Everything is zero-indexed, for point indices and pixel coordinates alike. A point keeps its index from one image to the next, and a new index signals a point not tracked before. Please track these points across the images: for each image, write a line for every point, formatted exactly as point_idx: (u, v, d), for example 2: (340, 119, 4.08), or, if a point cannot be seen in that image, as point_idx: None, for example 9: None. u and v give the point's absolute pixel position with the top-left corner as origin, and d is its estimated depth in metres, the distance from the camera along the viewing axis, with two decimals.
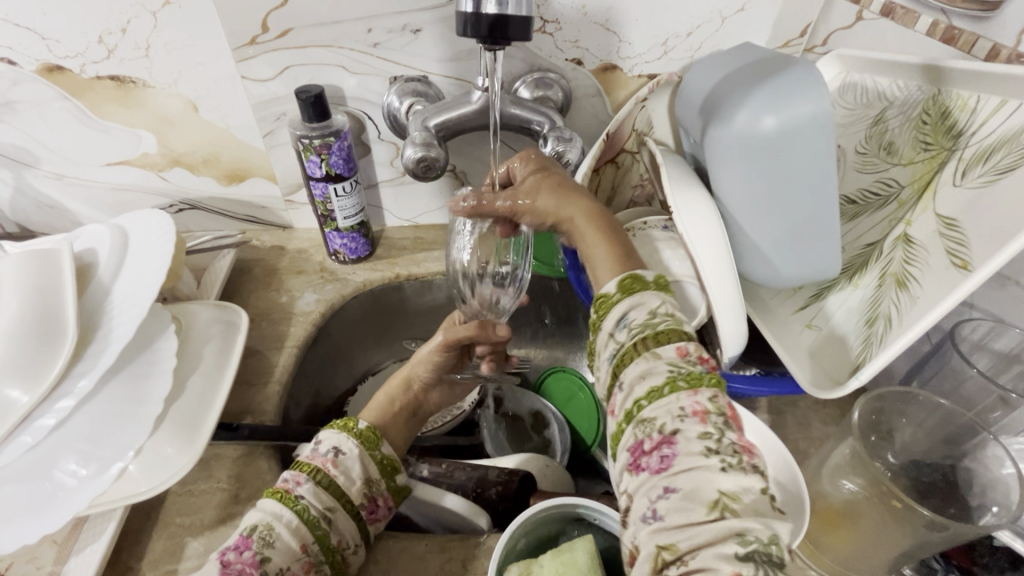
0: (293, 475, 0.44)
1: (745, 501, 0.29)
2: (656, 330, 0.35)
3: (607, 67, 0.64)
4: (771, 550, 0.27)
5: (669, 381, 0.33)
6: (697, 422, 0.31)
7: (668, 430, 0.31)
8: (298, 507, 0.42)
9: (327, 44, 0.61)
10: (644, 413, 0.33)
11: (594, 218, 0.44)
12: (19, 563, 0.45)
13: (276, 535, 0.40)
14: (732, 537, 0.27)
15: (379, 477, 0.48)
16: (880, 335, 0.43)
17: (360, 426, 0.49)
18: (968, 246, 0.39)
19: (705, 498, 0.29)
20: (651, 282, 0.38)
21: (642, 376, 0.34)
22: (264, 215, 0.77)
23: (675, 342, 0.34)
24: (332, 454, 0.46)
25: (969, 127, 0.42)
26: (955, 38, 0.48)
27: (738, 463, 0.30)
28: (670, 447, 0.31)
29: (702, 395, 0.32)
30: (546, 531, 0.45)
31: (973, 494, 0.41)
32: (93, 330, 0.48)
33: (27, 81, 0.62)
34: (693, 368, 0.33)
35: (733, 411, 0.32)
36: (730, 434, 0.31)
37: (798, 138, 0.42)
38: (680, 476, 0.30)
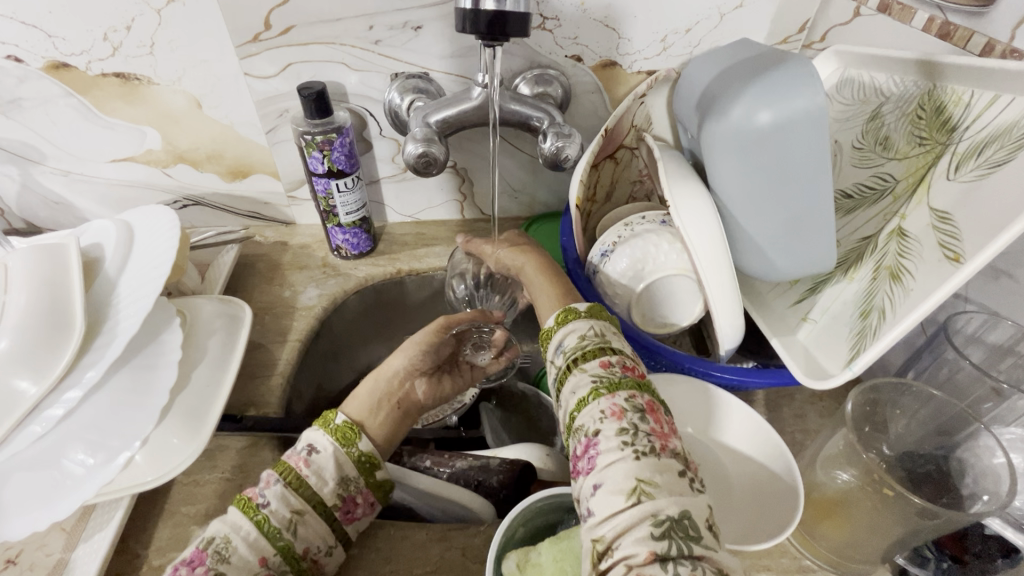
0: (264, 479, 0.43)
1: (661, 483, 0.32)
2: (585, 348, 0.40)
3: (607, 64, 0.65)
4: (684, 527, 0.30)
5: (592, 390, 0.37)
6: (614, 419, 0.35)
7: (591, 431, 0.35)
8: (258, 518, 0.40)
9: (329, 41, 0.61)
10: (575, 423, 0.37)
11: (541, 269, 0.56)
12: (28, 550, 0.46)
13: (233, 550, 0.38)
14: (648, 520, 0.30)
15: (356, 475, 0.45)
16: (874, 327, 0.43)
17: (337, 421, 0.47)
18: (961, 239, 0.39)
19: (622, 487, 0.32)
20: (582, 313, 0.44)
21: (574, 391, 0.39)
22: (267, 211, 0.78)
23: (599, 357, 0.39)
24: (305, 452, 0.44)
25: (963, 121, 0.43)
26: (950, 34, 0.49)
27: (651, 449, 0.33)
28: (593, 448, 0.35)
29: (619, 397, 0.36)
30: (544, 520, 0.46)
31: (965, 484, 0.41)
32: (100, 323, 0.48)
33: (34, 79, 0.63)
34: (612, 378, 0.38)
35: (651, 406, 0.36)
36: (644, 425, 0.34)
37: (793, 133, 0.42)
38: (604, 471, 0.33)
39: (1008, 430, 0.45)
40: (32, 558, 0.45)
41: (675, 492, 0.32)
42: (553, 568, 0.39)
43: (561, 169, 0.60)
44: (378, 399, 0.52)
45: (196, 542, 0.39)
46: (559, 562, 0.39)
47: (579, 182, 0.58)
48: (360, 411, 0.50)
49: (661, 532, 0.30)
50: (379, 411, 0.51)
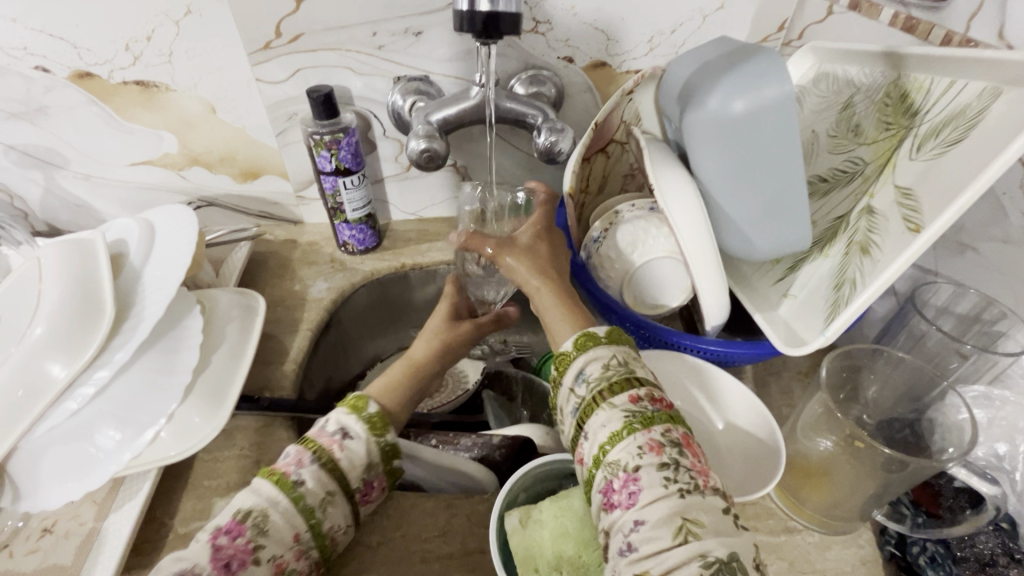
0: (297, 457, 0.44)
1: (707, 523, 0.34)
2: (610, 381, 0.41)
3: (598, 64, 0.69)
4: (732, 566, 0.32)
5: (626, 424, 0.38)
6: (653, 455, 0.37)
7: (631, 467, 0.37)
8: (293, 495, 0.42)
9: (336, 47, 0.65)
10: (608, 456, 0.38)
11: (562, 301, 0.50)
12: (63, 520, 0.49)
13: (270, 523, 0.41)
14: (697, 559, 0.32)
15: (379, 462, 0.48)
16: (846, 297, 0.46)
17: (370, 410, 0.48)
18: (921, 212, 0.43)
19: (670, 524, 0.34)
20: (603, 339, 0.45)
21: (604, 425, 0.39)
22: (277, 211, 0.82)
23: (627, 390, 0.41)
24: (338, 435, 0.46)
25: (924, 106, 0.47)
26: (913, 27, 0.53)
27: (694, 487, 0.36)
28: (635, 484, 0.36)
29: (655, 431, 0.38)
30: (545, 487, 0.49)
31: (935, 441, 0.44)
32: (127, 309, 0.52)
33: (59, 88, 0.67)
34: (644, 411, 0.39)
35: (686, 440, 0.38)
36: (684, 461, 0.37)
37: (764, 120, 0.46)
38: (648, 509, 0.35)
39: (971, 389, 0.49)
40: (67, 527, 0.49)
41: (719, 531, 0.34)
42: (555, 525, 0.42)
43: (556, 163, 0.64)
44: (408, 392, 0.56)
45: (230, 511, 0.41)
46: (560, 519, 0.42)
47: (571, 173, 0.61)
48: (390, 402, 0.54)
49: (713, 573, 0.32)
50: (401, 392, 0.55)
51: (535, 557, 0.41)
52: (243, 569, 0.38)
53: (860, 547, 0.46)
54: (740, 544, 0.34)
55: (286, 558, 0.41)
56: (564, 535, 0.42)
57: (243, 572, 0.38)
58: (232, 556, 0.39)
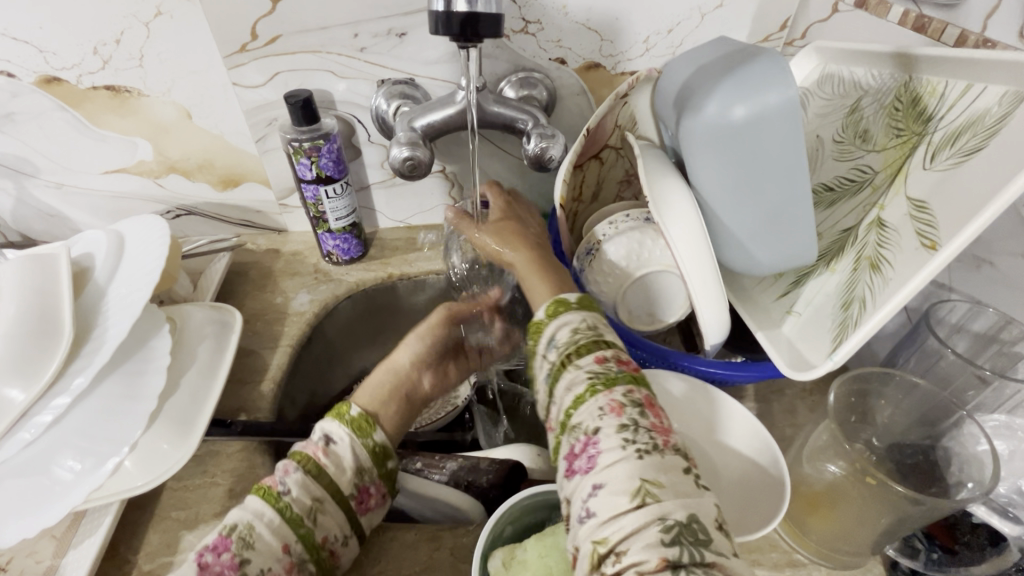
0: (282, 468, 0.42)
1: (666, 483, 0.31)
2: (577, 345, 0.40)
3: (591, 66, 0.65)
4: (692, 529, 0.30)
5: (589, 388, 0.37)
6: (613, 416, 0.35)
7: (591, 429, 0.35)
8: (279, 505, 0.40)
9: (316, 49, 0.62)
10: (573, 420, 0.36)
11: (531, 265, 0.52)
12: (19, 557, 0.46)
13: (256, 536, 0.38)
14: (654, 522, 0.30)
15: (370, 464, 0.46)
16: (855, 318, 0.43)
17: (352, 413, 0.47)
18: (936, 227, 0.40)
19: (627, 487, 0.31)
20: (574, 304, 0.44)
21: (568, 390, 0.38)
22: (259, 219, 0.79)
23: (593, 352, 0.39)
24: (323, 442, 0.45)
25: (938, 112, 0.43)
26: (925, 27, 0.49)
27: (652, 446, 0.33)
28: (594, 446, 0.34)
29: (617, 393, 0.36)
30: (533, 519, 0.46)
31: (952, 472, 0.41)
32: (89, 331, 0.49)
33: (25, 93, 0.64)
34: (609, 373, 0.37)
35: (648, 401, 0.36)
36: (643, 420, 0.34)
37: (766, 126, 0.42)
38: (608, 471, 0.32)
39: (990, 418, 0.45)
40: (23, 565, 0.46)
41: (679, 491, 0.31)
42: (538, 565, 0.39)
43: (546, 170, 0.61)
44: (388, 390, 0.53)
45: (218, 529, 0.39)
46: (545, 558, 0.39)
47: (562, 182, 0.58)
48: (371, 403, 0.51)
49: (670, 535, 0.29)
50: (389, 404, 0.52)
51: None
52: None
53: None
54: (703, 505, 0.31)
55: (276, 571, 0.38)
56: None
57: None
58: (218, 572, 0.36)
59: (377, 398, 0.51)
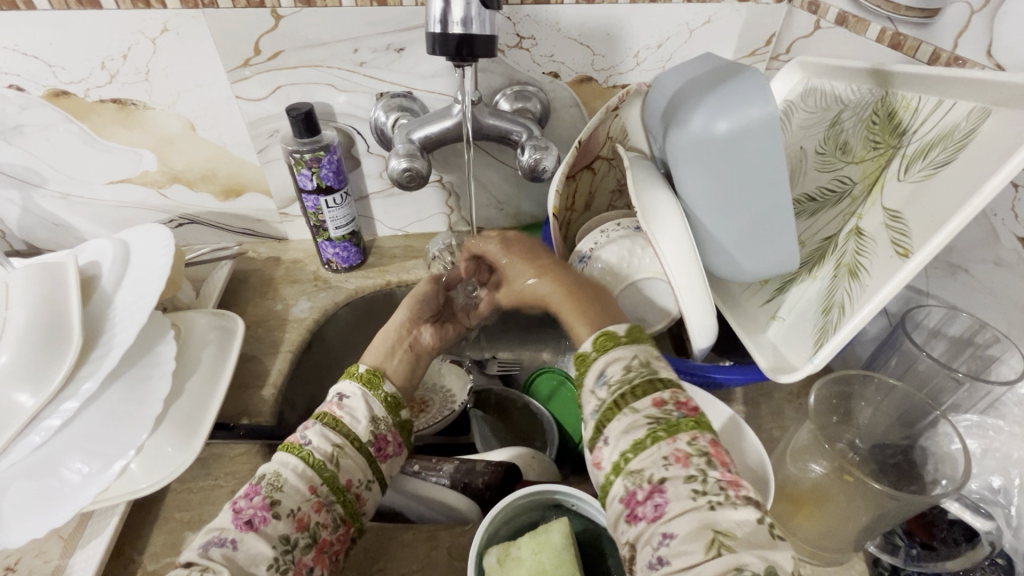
0: (303, 425, 0.45)
1: (740, 535, 0.32)
2: (632, 384, 0.40)
3: (583, 79, 0.68)
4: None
5: (650, 432, 0.37)
6: (680, 466, 0.35)
7: (657, 479, 0.35)
8: (302, 453, 0.43)
9: (317, 64, 0.64)
10: (632, 465, 0.36)
11: (570, 299, 0.49)
12: (26, 557, 0.47)
13: (284, 481, 0.41)
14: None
15: (384, 414, 0.48)
16: (835, 322, 0.45)
17: (360, 370, 0.50)
18: (910, 236, 0.41)
19: (700, 540, 0.32)
20: (622, 338, 0.43)
21: (625, 431, 0.38)
22: (260, 228, 0.81)
23: (650, 394, 0.39)
24: (336, 399, 0.48)
25: (912, 126, 0.46)
26: (901, 44, 0.52)
27: (724, 498, 0.34)
28: (660, 496, 0.34)
29: (681, 440, 0.36)
30: (526, 519, 0.47)
31: (928, 470, 0.43)
32: (96, 337, 0.50)
33: (34, 106, 0.66)
34: (670, 418, 0.37)
35: (714, 448, 0.36)
36: (712, 471, 0.35)
37: (748, 139, 0.44)
38: (675, 521, 0.33)
39: (963, 417, 0.48)
40: (31, 565, 0.47)
41: (755, 543, 0.32)
42: (532, 562, 0.41)
43: (540, 180, 0.63)
44: (390, 344, 0.55)
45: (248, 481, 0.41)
46: (538, 555, 0.41)
47: (555, 192, 0.60)
48: (376, 357, 0.53)
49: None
50: (392, 357, 0.53)
51: None
52: (263, 524, 0.38)
53: None
54: (777, 555, 0.31)
55: (305, 510, 0.40)
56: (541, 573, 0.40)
57: (265, 527, 0.38)
58: (251, 513, 0.39)
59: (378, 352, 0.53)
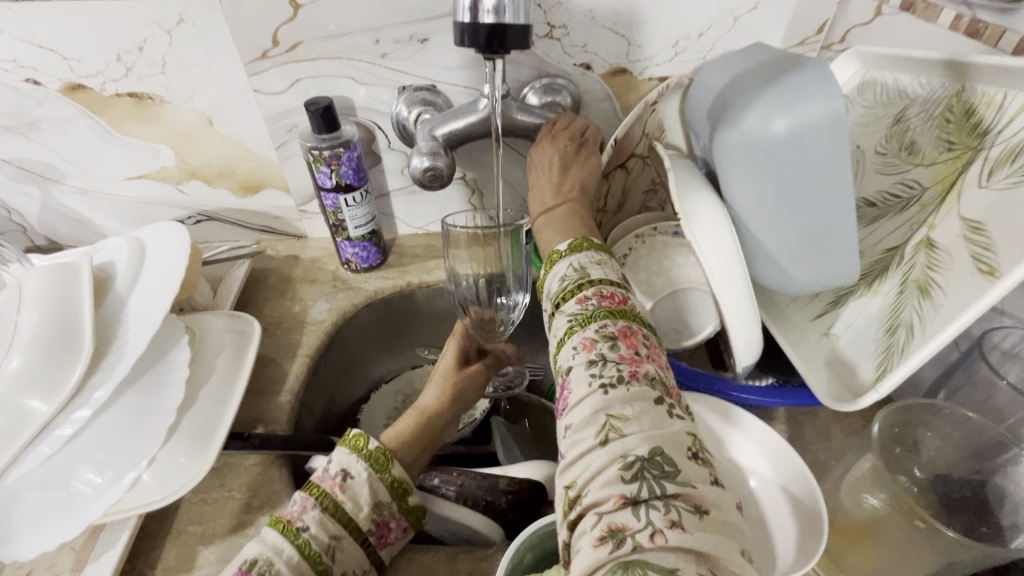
0: (299, 504, 0.42)
1: (631, 416, 0.30)
2: (563, 292, 0.39)
3: (617, 71, 0.63)
4: (657, 464, 0.28)
5: (567, 330, 0.36)
6: (584, 353, 0.34)
7: (565, 371, 0.34)
8: (298, 542, 0.40)
9: (336, 55, 0.61)
10: (557, 366, 0.36)
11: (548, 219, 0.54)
12: (39, 568, 0.46)
13: (276, 571, 0.38)
14: (617, 462, 0.29)
15: (389, 500, 0.45)
16: (902, 345, 0.41)
17: (370, 447, 0.46)
18: (995, 251, 0.37)
19: (593, 426, 0.31)
20: (564, 252, 0.43)
21: (556, 335, 0.37)
22: (279, 225, 0.79)
23: (575, 295, 0.38)
24: (340, 476, 0.44)
25: (996, 125, 0.40)
26: (980, 32, 0.46)
27: (621, 381, 0.32)
28: (567, 388, 0.34)
29: (590, 329, 0.35)
30: (554, 544, 0.44)
31: (1005, 513, 0.39)
32: (109, 343, 0.49)
33: (51, 101, 0.64)
34: (585, 312, 0.36)
35: (623, 333, 0.34)
36: (612, 354, 0.33)
37: (808, 142, 0.40)
38: (574, 410, 0.32)
39: None
40: None
41: (649, 424, 0.30)
42: None
43: None
44: (421, 441, 0.53)
45: (236, 563, 0.38)
46: None
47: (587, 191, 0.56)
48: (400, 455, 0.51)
49: (632, 475, 0.28)
50: (416, 456, 0.52)
51: None
52: None
53: None
54: (674, 436, 0.30)
55: None
56: None
57: None
58: None
59: (407, 449, 0.52)
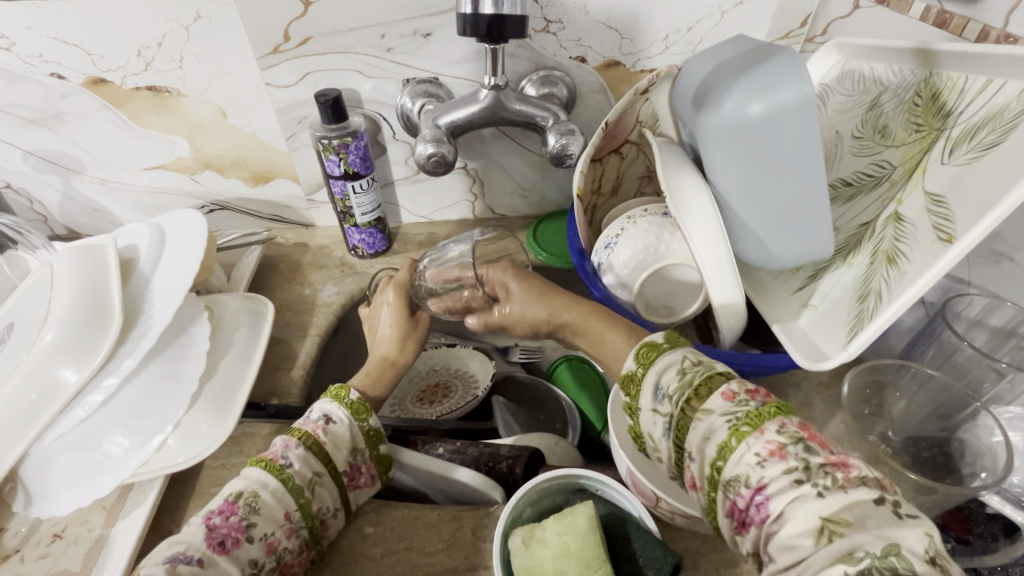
0: (282, 442, 0.44)
1: (853, 519, 0.26)
2: (694, 385, 0.34)
3: (611, 64, 0.67)
4: (887, 563, 0.25)
5: (732, 432, 0.31)
6: (777, 462, 0.29)
7: (755, 480, 0.29)
8: (282, 476, 0.42)
9: (344, 50, 0.65)
10: (725, 474, 0.31)
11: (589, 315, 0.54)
12: (72, 526, 0.50)
13: (263, 503, 0.40)
14: (840, 558, 0.25)
15: (365, 445, 0.47)
16: (871, 309, 0.44)
17: (351, 397, 0.48)
18: (953, 221, 0.40)
19: (806, 527, 0.27)
20: (664, 344, 0.39)
21: (707, 437, 0.32)
22: (289, 214, 0.82)
23: (718, 388, 0.34)
24: (322, 420, 0.46)
25: (957, 107, 0.44)
26: (947, 22, 0.49)
27: (833, 484, 0.28)
28: (760, 496, 0.29)
29: (770, 431, 0.30)
30: (552, 502, 0.47)
31: (966, 463, 0.42)
32: (135, 317, 0.52)
33: (74, 94, 0.68)
34: (748, 410, 0.32)
35: (808, 431, 0.30)
36: (815, 457, 0.29)
37: (784, 123, 0.43)
38: (786, 520, 0.28)
39: (1005, 410, 0.46)
40: (77, 533, 0.49)
41: (872, 523, 0.26)
42: (558, 543, 0.41)
43: (565, 166, 0.63)
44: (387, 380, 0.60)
45: (222, 495, 0.40)
46: (563, 538, 0.41)
47: (580, 173, 0.59)
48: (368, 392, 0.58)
49: (862, 572, 0.24)
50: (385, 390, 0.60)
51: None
52: (236, 548, 0.38)
53: None
54: (905, 535, 0.25)
55: (278, 536, 0.40)
56: (567, 554, 0.40)
57: (236, 551, 0.38)
58: (226, 535, 0.38)
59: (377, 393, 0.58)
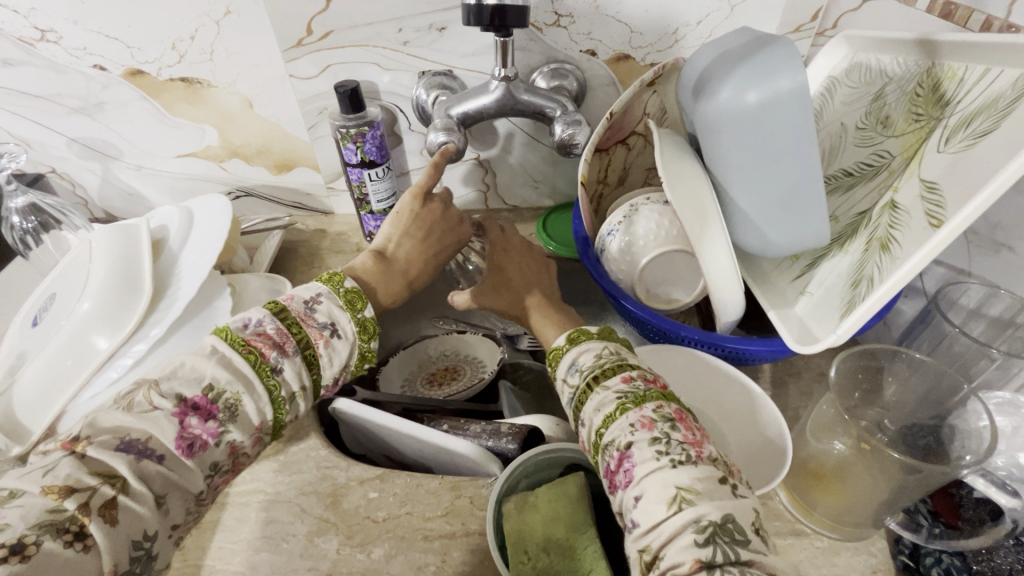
0: (281, 343, 0.44)
1: (700, 489, 0.32)
2: (603, 367, 0.41)
3: (621, 57, 0.68)
4: (726, 530, 0.31)
5: (618, 406, 0.37)
6: (644, 431, 0.35)
7: (624, 444, 0.35)
8: (270, 382, 0.43)
9: (363, 43, 0.68)
10: (603, 440, 0.37)
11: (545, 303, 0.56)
12: None
13: (241, 408, 0.41)
14: (691, 526, 0.31)
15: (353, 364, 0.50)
16: (862, 295, 0.45)
17: (365, 314, 0.51)
18: (944, 207, 0.40)
19: (661, 497, 0.32)
20: (594, 334, 0.45)
21: (597, 409, 0.38)
22: (309, 202, 0.86)
23: (620, 372, 0.40)
24: (327, 330, 0.48)
25: (956, 96, 0.44)
26: (952, 13, 0.50)
27: (686, 458, 0.34)
28: (627, 461, 0.35)
29: (647, 408, 0.36)
30: (545, 476, 0.49)
31: (955, 448, 0.43)
32: (164, 290, 0.56)
33: (114, 85, 0.72)
34: (637, 391, 0.38)
35: (680, 415, 0.36)
36: (676, 433, 0.35)
37: (778, 111, 0.44)
38: (643, 483, 0.33)
39: (994, 395, 0.48)
40: None
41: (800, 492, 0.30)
42: (547, 509, 0.43)
43: (572, 155, 0.65)
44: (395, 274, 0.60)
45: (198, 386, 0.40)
46: (553, 504, 0.43)
47: (585, 161, 0.61)
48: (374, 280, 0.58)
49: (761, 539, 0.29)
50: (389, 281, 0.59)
51: (526, 538, 0.41)
52: (202, 451, 0.39)
53: (870, 555, 0.44)
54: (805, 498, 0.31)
55: (244, 442, 0.41)
56: (556, 519, 0.42)
57: (202, 453, 0.39)
58: (197, 438, 0.38)
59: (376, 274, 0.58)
